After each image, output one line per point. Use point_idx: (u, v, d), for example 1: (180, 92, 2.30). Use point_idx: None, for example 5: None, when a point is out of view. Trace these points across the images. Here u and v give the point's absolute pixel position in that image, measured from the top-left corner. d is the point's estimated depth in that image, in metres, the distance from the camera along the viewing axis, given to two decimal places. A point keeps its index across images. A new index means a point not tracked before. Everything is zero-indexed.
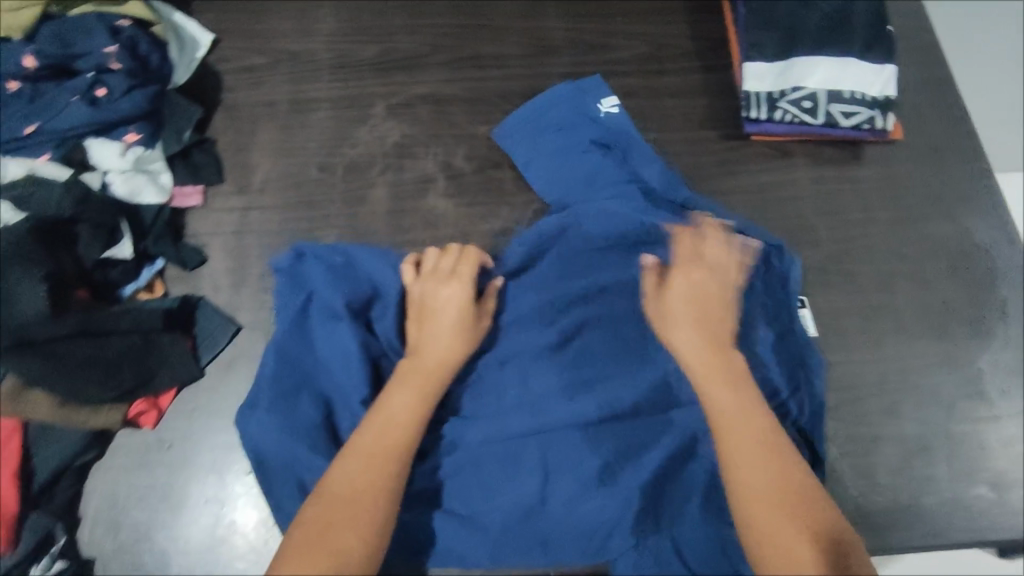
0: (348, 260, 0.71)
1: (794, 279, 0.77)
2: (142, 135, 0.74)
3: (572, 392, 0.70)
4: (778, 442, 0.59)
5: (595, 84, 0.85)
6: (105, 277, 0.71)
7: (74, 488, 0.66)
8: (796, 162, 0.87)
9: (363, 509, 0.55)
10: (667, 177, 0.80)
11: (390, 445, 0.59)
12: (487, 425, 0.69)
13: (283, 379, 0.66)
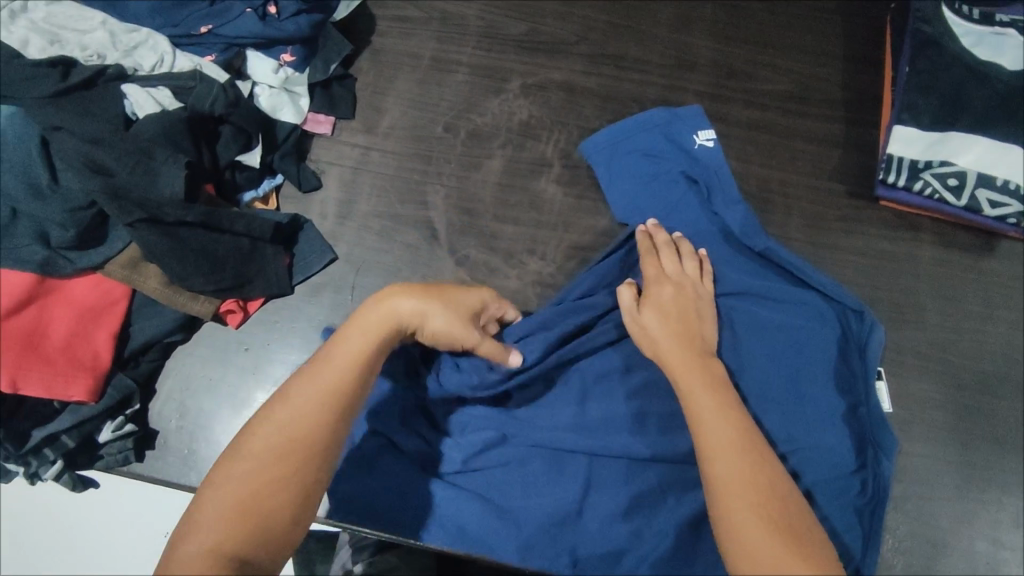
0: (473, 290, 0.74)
1: (873, 350, 0.72)
2: (296, 58, 0.80)
3: (627, 411, 0.68)
4: (761, 454, 0.54)
5: (691, 113, 0.82)
6: (232, 179, 0.75)
7: (157, 363, 0.70)
8: (922, 238, 0.82)
9: (277, 484, 0.46)
10: (747, 227, 0.76)
11: (315, 410, 0.49)
12: (536, 427, 0.69)
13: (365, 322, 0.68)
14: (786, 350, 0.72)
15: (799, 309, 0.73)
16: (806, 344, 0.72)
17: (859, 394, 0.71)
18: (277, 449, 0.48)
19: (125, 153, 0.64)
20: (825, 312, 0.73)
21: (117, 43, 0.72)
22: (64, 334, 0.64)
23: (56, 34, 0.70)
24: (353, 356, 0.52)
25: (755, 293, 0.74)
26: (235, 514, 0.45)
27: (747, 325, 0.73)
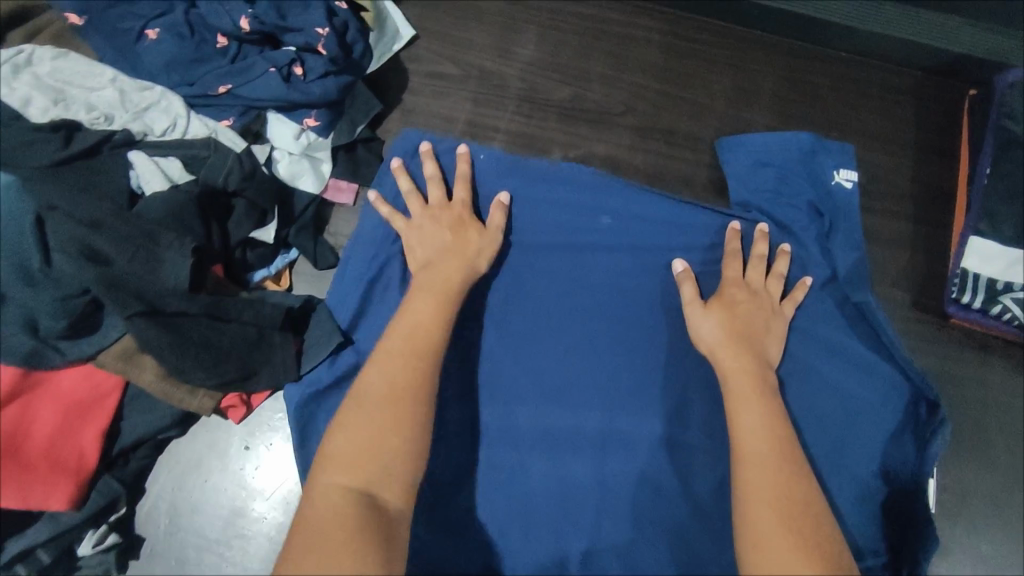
0: (543, 266, 0.70)
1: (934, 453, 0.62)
2: (320, 122, 0.72)
3: (651, 456, 0.64)
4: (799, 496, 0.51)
5: (839, 147, 0.73)
6: (243, 257, 0.68)
7: (147, 460, 0.64)
8: (993, 361, 0.74)
9: (390, 409, 0.53)
10: (816, 343, 0.67)
11: (412, 349, 0.57)
12: (552, 463, 0.65)
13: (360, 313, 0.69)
14: (838, 419, 0.65)
15: (863, 378, 0.66)
16: (858, 415, 0.66)
17: (914, 485, 0.64)
18: (365, 450, 0.51)
19: (125, 238, 0.58)
20: (888, 381, 0.66)
21: (127, 104, 0.65)
22: (50, 432, 0.58)
23: (61, 91, 0.63)
24: (411, 336, 0.58)
25: (818, 342, 0.67)
26: (343, 518, 0.47)
27: (799, 390, 0.66)
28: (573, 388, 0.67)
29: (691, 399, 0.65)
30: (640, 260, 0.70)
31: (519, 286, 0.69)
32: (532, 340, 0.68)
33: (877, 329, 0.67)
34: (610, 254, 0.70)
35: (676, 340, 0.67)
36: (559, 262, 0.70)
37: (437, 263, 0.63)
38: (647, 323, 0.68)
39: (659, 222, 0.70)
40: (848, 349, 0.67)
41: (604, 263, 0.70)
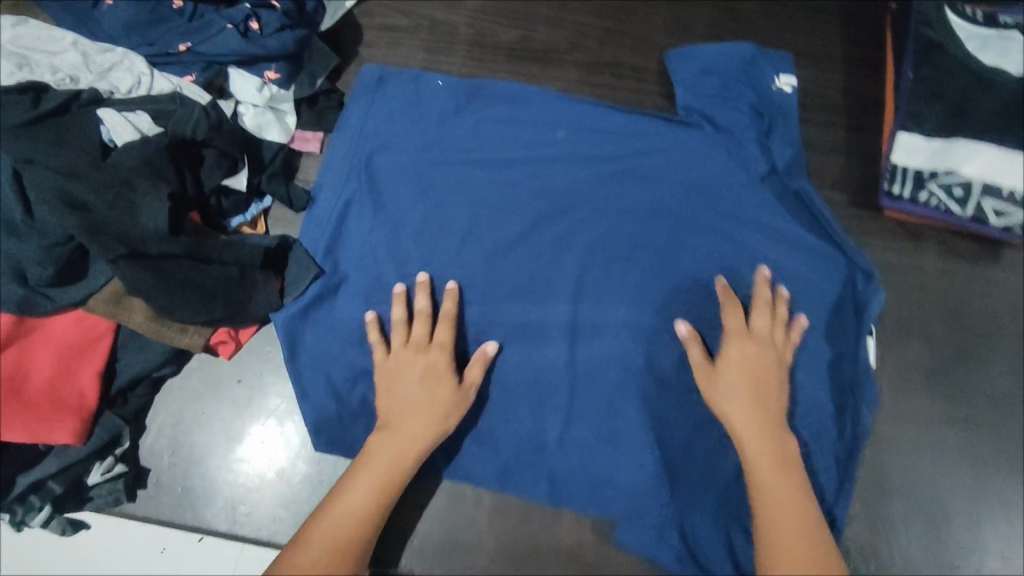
0: (504, 179, 0.74)
1: (872, 311, 0.70)
2: (280, 75, 0.75)
3: (615, 350, 0.69)
4: (806, 520, 0.57)
5: (777, 56, 0.79)
6: (218, 205, 0.72)
7: (147, 398, 0.68)
8: (926, 249, 0.79)
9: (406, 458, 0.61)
10: (756, 237, 0.72)
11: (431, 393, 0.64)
12: (525, 357, 0.70)
13: (337, 231, 0.73)
14: (781, 290, 0.71)
15: (807, 258, 0.72)
16: (801, 288, 0.72)
17: (851, 349, 0.70)
18: (365, 515, 0.59)
19: (103, 185, 0.62)
20: (830, 262, 0.72)
21: (90, 65, 0.68)
22: (49, 374, 0.62)
23: (24, 57, 0.67)
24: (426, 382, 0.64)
25: (766, 228, 0.73)
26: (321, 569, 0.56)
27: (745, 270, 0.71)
28: (541, 292, 0.71)
29: (652, 291, 0.71)
30: (595, 167, 0.74)
31: (475, 195, 0.73)
32: (492, 244, 0.72)
33: (815, 214, 0.73)
34: (569, 163, 0.74)
35: (635, 240, 0.72)
36: (519, 171, 0.74)
37: (400, 423, 0.63)
38: (608, 222, 0.72)
39: (613, 130, 0.75)
40: (785, 244, 0.72)
41: (561, 172, 0.74)
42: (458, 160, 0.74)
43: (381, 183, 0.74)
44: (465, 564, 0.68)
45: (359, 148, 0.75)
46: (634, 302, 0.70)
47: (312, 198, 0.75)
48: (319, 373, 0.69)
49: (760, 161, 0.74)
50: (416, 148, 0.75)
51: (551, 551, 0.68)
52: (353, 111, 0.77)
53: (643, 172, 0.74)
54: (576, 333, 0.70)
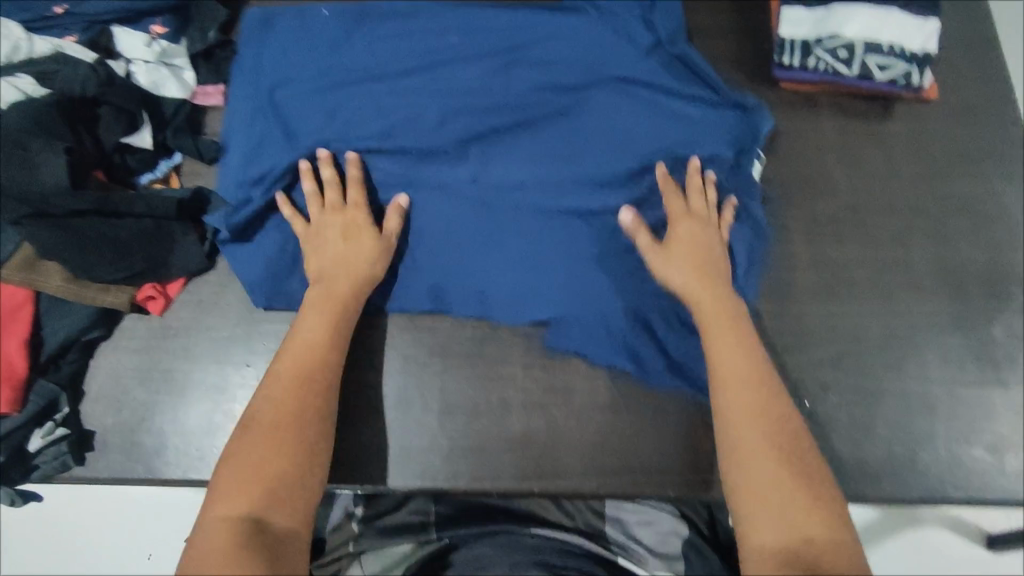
0: (406, 86, 0.76)
1: (761, 133, 0.76)
2: (168, 29, 0.75)
3: (538, 231, 0.72)
4: (789, 450, 0.56)
5: None
6: (124, 163, 0.71)
7: (79, 363, 0.67)
8: (822, 112, 0.83)
9: (294, 426, 0.57)
10: (646, 101, 0.76)
11: (313, 362, 0.62)
12: (456, 250, 0.71)
13: (251, 164, 0.73)
14: (679, 136, 0.75)
15: (693, 103, 0.77)
16: (691, 140, 0.75)
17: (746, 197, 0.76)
18: (301, 397, 0.59)
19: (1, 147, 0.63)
20: (713, 106, 0.76)
21: None
22: None
23: None
24: (300, 359, 0.62)
25: (654, 87, 0.77)
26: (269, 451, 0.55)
27: (638, 123, 0.75)
28: (455, 187, 0.73)
29: (566, 168, 0.73)
30: (490, 62, 0.77)
31: (378, 106, 0.75)
32: (399, 147, 0.73)
33: (700, 75, 0.78)
34: (464, 64, 0.77)
35: (535, 119, 0.76)
36: (417, 80, 0.77)
37: (330, 273, 0.67)
38: (506, 113, 0.76)
39: (500, 30, 0.78)
40: (674, 100, 0.76)
41: (458, 70, 0.77)
42: (360, 77, 0.76)
43: (288, 108, 0.75)
44: (420, 473, 0.68)
45: (260, 84, 0.76)
46: (546, 178, 0.73)
47: (223, 148, 0.75)
48: (265, 292, 0.70)
49: (643, 34, 0.78)
50: (314, 74, 0.76)
51: (503, 444, 0.68)
52: (246, 54, 0.77)
53: (536, 61, 0.78)
54: (498, 218, 0.72)
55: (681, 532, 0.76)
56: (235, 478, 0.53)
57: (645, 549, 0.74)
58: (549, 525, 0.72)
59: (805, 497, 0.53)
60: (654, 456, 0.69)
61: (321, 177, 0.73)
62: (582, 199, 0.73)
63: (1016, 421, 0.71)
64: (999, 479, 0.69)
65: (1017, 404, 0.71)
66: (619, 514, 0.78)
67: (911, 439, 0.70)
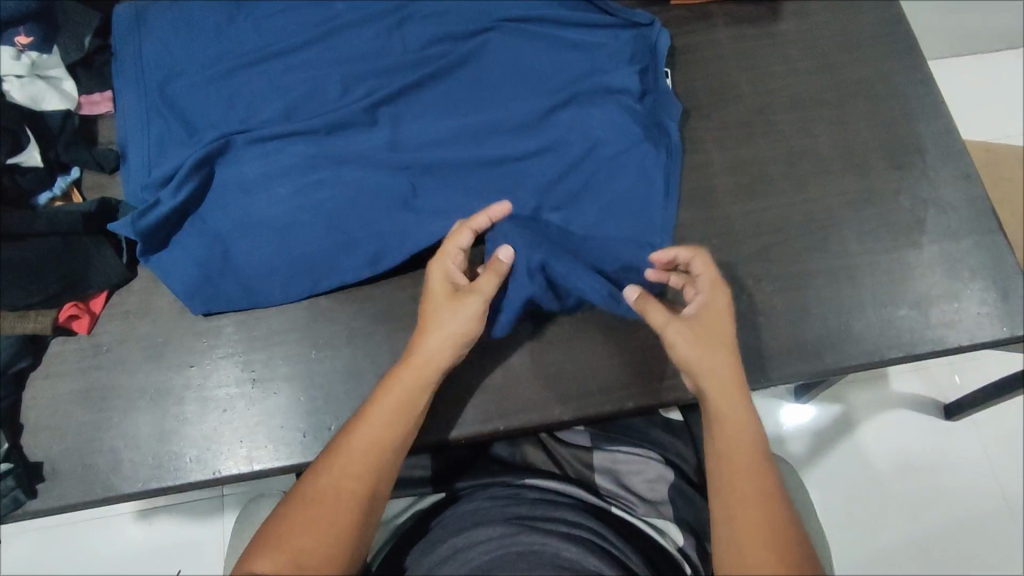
0: (305, 61, 0.75)
1: (660, 45, 0.78)
2: (35, 38, 0.70)
3: (463, 185, 0.72)
4: (777, 521, 0.53)
5: None
6: (16, 184, 0.68)
7: (12, 398, 0.64)
8: (716, 23, 0.85)
9: (347, 501, 0.53)
10: (547, 38, 0.77)
11: (385, 433, 0.56)
12: (384, 214, 0.70)
13: (154, 165, 0.71)
14: (584, 65, 0.76)
15: (592, 31, 0.78)
16: (591, 69, 0.76)
17: (664, 112, 0.76)
18: (392, 423, 0.57)
19: None
20: (614, 33, 0.78)
21: None
22: None
23: None
24: (381, 428, 0.56)
25: (552, 21, 0.77)
26: (350, 478, 0.54)
27: (543, 59, 0.76)
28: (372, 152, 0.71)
29: (482, 113, 0.74)
30: (384, 23, 0.77)
31: (276, 83, 0.74)
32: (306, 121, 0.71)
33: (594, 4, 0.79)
34: (357, 29, 0.76)
35: (440, 70, 0.75)
36: (310, 52, 0.75)
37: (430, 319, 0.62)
38: (407, 73, 0.75)
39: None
40: (573, 31, 0.77)
41: (353, 34, 0.76)
42: (252, 57, 0.74)
43: (183, 100, 0.72)
44: None
45: (147, 80, 0.73)
46: (461, 129, 0.73)
47: (124, 155, 0.72)
48: (197, 295, 0.67)
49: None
50: (204, 64, 0.74)
51: (464, 393, 0.69)
52: (125, 52, 0.74)
53: (427, 16, 0.77)
54: (421, 178, 0.72)
55: (668, 477, 0.71)
56: (293, 520, 0.51)
57: (634, 498, 0.69)
58: (543, 474, 0.69)
59: (786, 527, 0.52)
60: (612, 375, 0.70)
61: (231, 168, 0.70)
62: (501, 143, 0.73)
63: (934, 277, 0.75)
64: (926, 333, 0.74)
65: (931, 262, 0.76)
66: (609, 463, 0.73)
67: (842, 312, 0.74)
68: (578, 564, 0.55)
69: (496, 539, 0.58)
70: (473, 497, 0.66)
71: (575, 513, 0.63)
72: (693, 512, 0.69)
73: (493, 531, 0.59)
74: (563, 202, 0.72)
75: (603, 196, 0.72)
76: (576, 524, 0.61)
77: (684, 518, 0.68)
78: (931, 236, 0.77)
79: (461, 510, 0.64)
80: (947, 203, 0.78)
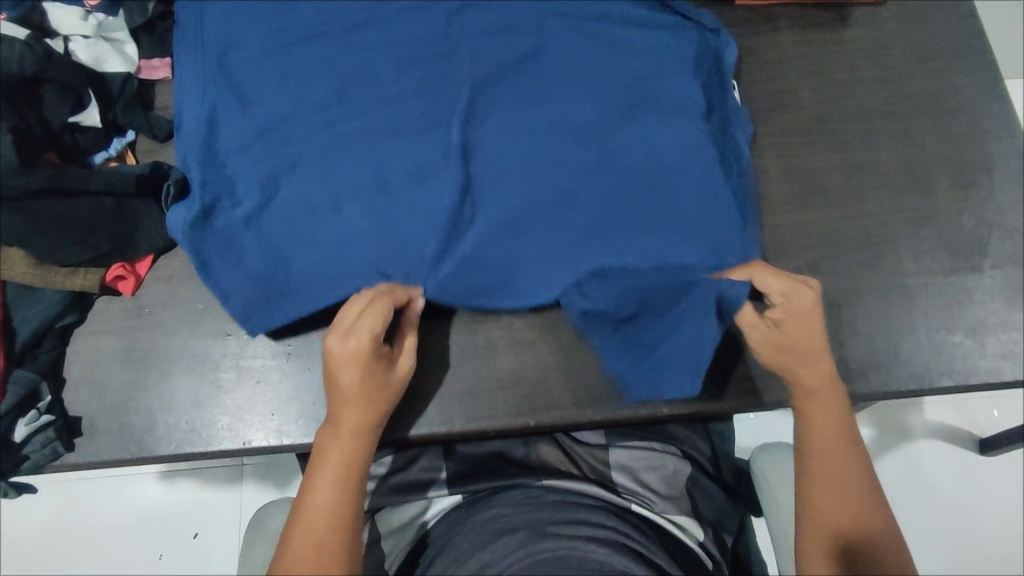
0: (364, 48, 0.72)
1: (727, 60, 0.77)
2: (102, 0, 0.70)
3: (522, 186, 0.67)
4: (852, 477, 0.60)
5: None
6: (75, 142, 0.69)
7: (57, 351, 0.66)
8: (780, 26, 0.82)
9: None
10: (617, 35, 0.74)
11: (328, 524, 0.56)
12: (437, 213, 0.66)
13: (205, 147, 0.68)
14: (655, 68, 0.72)
15: (664, 33, 0.74)
16: (658, 73, 0.72)
17: (719, 111, 0.74)
18: (333, 510, 0.57)
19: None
20: (685, 38, 0.75)
21: None
22: None
23: None
24: (323, 519, 0.56)
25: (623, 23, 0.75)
26: (321, 554, 0.55)
27: (613, 56, 0.72)
28: (422, 143, 0.69)
29: (546, 111, 0.70)
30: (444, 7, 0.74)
31: (332, 64, 0.72)
32: (362, 111, 0.70)
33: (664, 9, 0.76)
34: (414, 9, 0.74)
35: (502, 61, 0.72)
36: (371, 38, 0.73)
37: (359, 397, 0.59)
38: (464, 60, 0.72)
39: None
40: (640, 33, 0.74)
41: (406, 10, 0.74)
42: (313, 41, 0.72)
43: (240, 82, 0.71)
44: (415, 421, 0.68)
45: (207, 54, 0.72)
46: (523, 128, 0.69)
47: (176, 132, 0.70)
48: (239, 289, 0.66)
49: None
50: (264, 43, 0.72)
51: (496, 383, 0.69)
52: (186, 23, 0.73)
53: None
54: (478, 176, 0.68)
55: (685, 470, 0.72)
56: None
57: (652, 495, 0.69)
58: (557, 474, 0.69)
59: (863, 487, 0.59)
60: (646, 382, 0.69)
61: (284, 155, 0.68)
62: (566, 145, 0.69)
63: (994, 304, 0.72)
64: (980, 362, 0.70)
65: (992, 288, 0.73)
66: (628, 463, 0.72)
67: (892, 333, 0.71)
68: (607, 565, 0.55)
69: (514, 550, 0.57)
70: (492, 504, 0.64)
71: (599, 515, 0.62)
72: (712, 507, 0.71)
73: (513, 539, 0.58)
74: (625, 211, 0.67)
75: (669, 209, 0.67)
76: (600, 526, 0.60)
77: (704, 514, 0.70)
78: (993, 261, 0.73)
79: (480, 519, 0.63)
80: (1012, 227, 0.75)
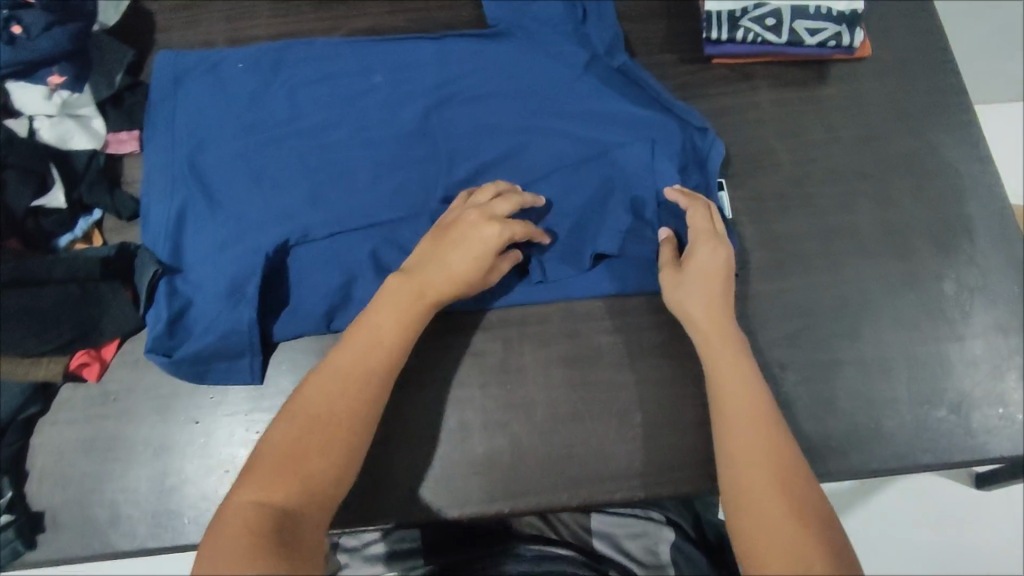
0: (330, 149, 0.70)
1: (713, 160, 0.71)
2: (66, 77, 0.70)
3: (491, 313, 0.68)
4: (788, 479, 0.52)
5: None
6: (39, 226, 0.68)
7: (19, 444, 0.64)
8: (758, 85, 0.81)
9: (316, 453, 0.52)
10: (594, 125, 0.70)
11: (362, 376, 0.56)
12: None
13: (169, 258, 0.67)
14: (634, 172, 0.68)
15: (647, 130, 0.70)
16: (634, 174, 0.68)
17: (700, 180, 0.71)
18: (367, 370, 0.56)
19: None
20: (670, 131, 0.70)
21: None
22: None
23: None
24: (348, 375, 0.55)
25: (603, 116, 0.71)
26: (335, 427, 0.53)
27: (587, 161, 0.69)
28: (392, 237, 0.68)
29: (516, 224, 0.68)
30: (414, 90, 0.73)
31: (300, 163, 0.70)
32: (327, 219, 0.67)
33: (647, 90, 0.72)
34: (387, 87, 0.73)
35: (472, 153, 0.71)
36: (339, 132, 0.71)
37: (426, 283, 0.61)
38: (436, 139, 0.71)
39: (427, 58, 0.74)
40: (617, 123, 0.70)
41: (376, 84, 0.73)
42: (280, 139, 0.70)
43: (203, 179, 0.69)
44: (386, 509, 0.66)
45: (174, 143, 0.70)
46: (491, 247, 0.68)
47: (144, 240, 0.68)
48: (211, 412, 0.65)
49: (577, 53, 0.73)
50: (230, 139, 0.70)
51: (469, 466, 0.67)
52: (156, 117, 0.72)
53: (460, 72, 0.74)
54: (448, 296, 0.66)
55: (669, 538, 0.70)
56: (269, 466, 0.50)
57: (633, 564, 0.68)
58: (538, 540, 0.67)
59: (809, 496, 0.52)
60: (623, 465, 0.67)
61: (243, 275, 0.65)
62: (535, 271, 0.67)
63: (978, 376, 0.71)
64: (965, 437, 0.69)
65: (975, 359, 0.71)
66: (611, 530, 0.73)
67: (874, 408, 0.69)
68: None
69: None
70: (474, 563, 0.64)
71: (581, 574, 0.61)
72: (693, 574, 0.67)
73: None
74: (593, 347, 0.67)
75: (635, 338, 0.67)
76: None
77: None
78: (975, 330, 0.72)
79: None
80: (995, 295, 0.73)
